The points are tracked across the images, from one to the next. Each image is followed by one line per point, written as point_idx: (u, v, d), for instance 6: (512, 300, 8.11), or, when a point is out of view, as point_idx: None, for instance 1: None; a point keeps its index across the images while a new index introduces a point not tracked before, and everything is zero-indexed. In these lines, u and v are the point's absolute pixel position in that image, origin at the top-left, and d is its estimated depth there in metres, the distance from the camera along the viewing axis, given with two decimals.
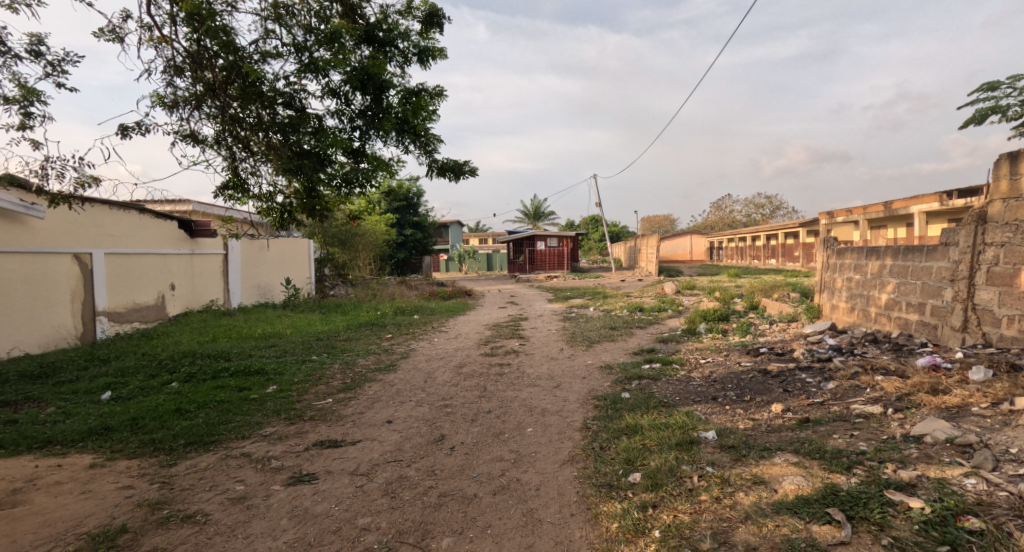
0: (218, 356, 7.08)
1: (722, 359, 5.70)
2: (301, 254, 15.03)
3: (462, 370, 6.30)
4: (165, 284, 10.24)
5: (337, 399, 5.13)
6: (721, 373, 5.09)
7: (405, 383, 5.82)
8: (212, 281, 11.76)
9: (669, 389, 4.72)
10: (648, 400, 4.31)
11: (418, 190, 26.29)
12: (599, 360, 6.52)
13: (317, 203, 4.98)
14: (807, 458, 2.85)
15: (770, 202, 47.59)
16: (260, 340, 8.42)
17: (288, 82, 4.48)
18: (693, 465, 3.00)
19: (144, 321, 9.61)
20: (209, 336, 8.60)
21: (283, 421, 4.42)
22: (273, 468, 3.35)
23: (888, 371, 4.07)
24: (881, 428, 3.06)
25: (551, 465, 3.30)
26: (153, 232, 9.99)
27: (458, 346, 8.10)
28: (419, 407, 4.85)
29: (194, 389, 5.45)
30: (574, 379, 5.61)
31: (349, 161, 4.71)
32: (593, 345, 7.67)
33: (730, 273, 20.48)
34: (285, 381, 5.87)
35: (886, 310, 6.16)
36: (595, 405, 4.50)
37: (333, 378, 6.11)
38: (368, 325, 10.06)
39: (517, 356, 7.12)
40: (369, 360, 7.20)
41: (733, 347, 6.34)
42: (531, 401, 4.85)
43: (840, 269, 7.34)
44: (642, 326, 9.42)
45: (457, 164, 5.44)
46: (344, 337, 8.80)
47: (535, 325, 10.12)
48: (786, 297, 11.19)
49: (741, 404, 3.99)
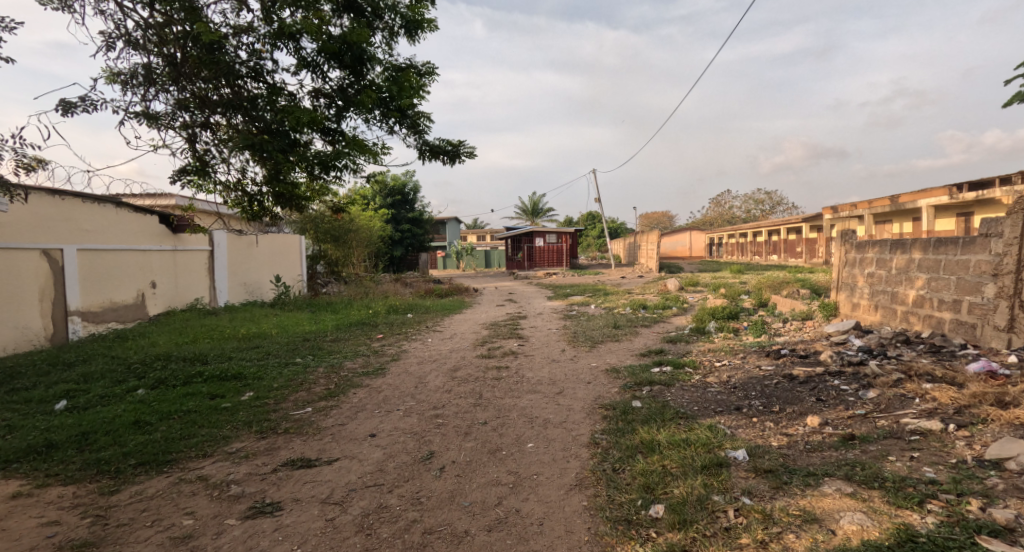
0: (195, 359, 6.59)
1: (740, 362, 5.22)
2: (293, 250, 14.52)
3: (457, 375, 5.81)
4: (145, 282, 9.74)
5: (317, 409, 4.64)
6: (741, 378, 4.61)
7: (394, 389, 5.35)
8: (197, 278, 11.25)
9: (685, 396, 4.26)
10: (663, 411, 3.84)
11: (414, 186, 25.81)
12: (604, 363, 6.04)
13: (291, 190, 4.54)
14: (864, 488, 2.38)
15: (770, 198, 47.17)
16: (242, 341, 7.90)
17: (255, 53, 4.02)
18: (724, 495, 2.54)
19: (122, 321, 9.10)
20: (189, 337, 8.10)
21: (254, 435, 3.94)
22: (231, 497, 2.87)
23: (935, 378, 3.61)
24: (946, 449, 2.60)
25: (556, 492, 2.83)
26: (132, 227, 9.47)
27: (452, 347, 7.61)
28: (408, 418, 4.37)
29: (162, 396, 4.98)
30: (578, 384, 5.12)
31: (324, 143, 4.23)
32: (597, 345, 7.20)
33: (734, 269, 20.00)
34: (262, 387, 5.37)
35: (915, 308, 5.70)
36: (603, 416, 4.02)
37: (316, 384, 5.62)
38: (360, 325, 9.58)
39: (516, 358, 6.63)
40: (357, 362, 6.70)
41: (750, 348, 5.87)
42: (532, 411, 4.37)
43: (860, 264, 6.88)
44: (647, 324, 8.96)
45: (450, 147, 4.98)
46: (332, 338, 8.29)
47: (533, 324, 9.63)
48: (796, 294, 10.75)
49: (771, 417, 3.51)
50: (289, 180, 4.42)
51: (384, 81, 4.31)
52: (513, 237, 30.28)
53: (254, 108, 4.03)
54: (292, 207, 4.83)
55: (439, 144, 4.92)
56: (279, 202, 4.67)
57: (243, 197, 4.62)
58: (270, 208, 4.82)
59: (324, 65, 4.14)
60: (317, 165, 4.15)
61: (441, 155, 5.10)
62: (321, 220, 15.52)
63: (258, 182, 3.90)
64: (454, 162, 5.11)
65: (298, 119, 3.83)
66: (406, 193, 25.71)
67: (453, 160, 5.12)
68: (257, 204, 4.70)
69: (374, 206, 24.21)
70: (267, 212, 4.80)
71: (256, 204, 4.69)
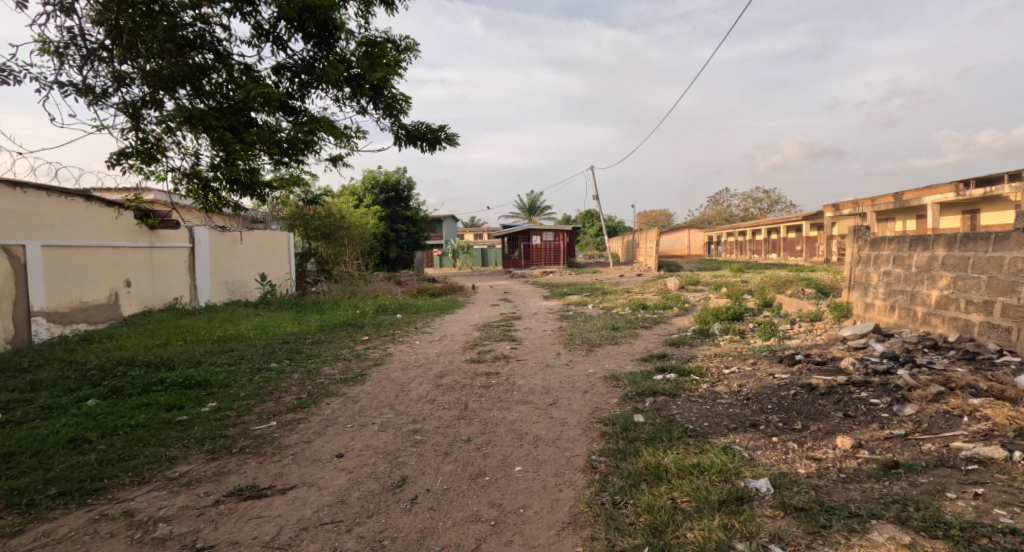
0: (161, 364, 6.11)
1: (751, 369, 4.76)
2: (281, 248, 14.01)
3: (441, 382, 5.33)
4: (119, 281, 9.24)
5: (283, 422, 4.16)
6: (755, 388, 4.15)
7: (372, 399, 4.88)
8: (177, 277, 10.76)
9: (692, 410, 3.80)
10: (669, 429, 3.39)
11: (408, 182, 25.32)
12: (602, 369, 5.56)
13: (252, 177, 4.10)
14: (925, 538, 1.95)
15: (769, 196, 46.82)
16: (216, 344, 7.40)
17: (208, 20, 3.54)
18: (749, 542, 2.10)
19: (93, 322, 8.61)
20: (161, 339, 7.61)
21: (203, 456, 3.46)
22: (156, 540, 2.41)
23: (980, 391, 3.17)
24: (1018, 486, 2.16)
25: (546, 534, 2.39)
26: (104, 222, 8.98)
27: (440, 350, 7.12)
28: (382, 434, 3.90)
29: (113, 407, 4.50)
30: (574, 394, 4.65)
31: (284, 122, 3.76)
32: (594, 349, 6.74)
33: (735, 267, 19.50)
34: (227, 397, 4.89)
35: (938, 309, 5.25)
36: (601, 434, 3.55)
37: (288, 392, 5.14)
38: (345, 326, 9.10)
39: (507, 363, 6.15)
40: (336, 368, 6.21)
41: (760, 352, 5.41)
42: (522, 426, 3.90)
43: (874, 262, 6.43)
44: (647, 325, 8.51)
45: (429, 132, 4.57)
46: (314, 341, 7.80)
47: (528, 325, 9.16)
48: (802, 294, 10.32)
49: (795, 436, 3.05)
50: (249, 165, 3.98)
51: (355, 54, 3.87)
52: (510, 234, 29.81)
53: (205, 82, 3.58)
54: (253, 197, 4.36)
55: (416, 129, 4.51)
56: (238, 191, 4.20)
57: (199, 185, 4.15)
58: (230, 198, 4.38)
59: (287, 35, 3.67)
60: (277, 147, 3.71)
61: (420, 140, 4.70)
62: (310, 216, 15.00)
63: (206, 167, 3.44)
64: (434, 148, 4.71)
65: (253, 93, 3.38)
66: (401, 190, 25.16)
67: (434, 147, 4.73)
68: (213, 193, 4.26)
69: (367, 202, 23.66)
70: (227, 202, 4.36)
71: (214, 194, 4.24)
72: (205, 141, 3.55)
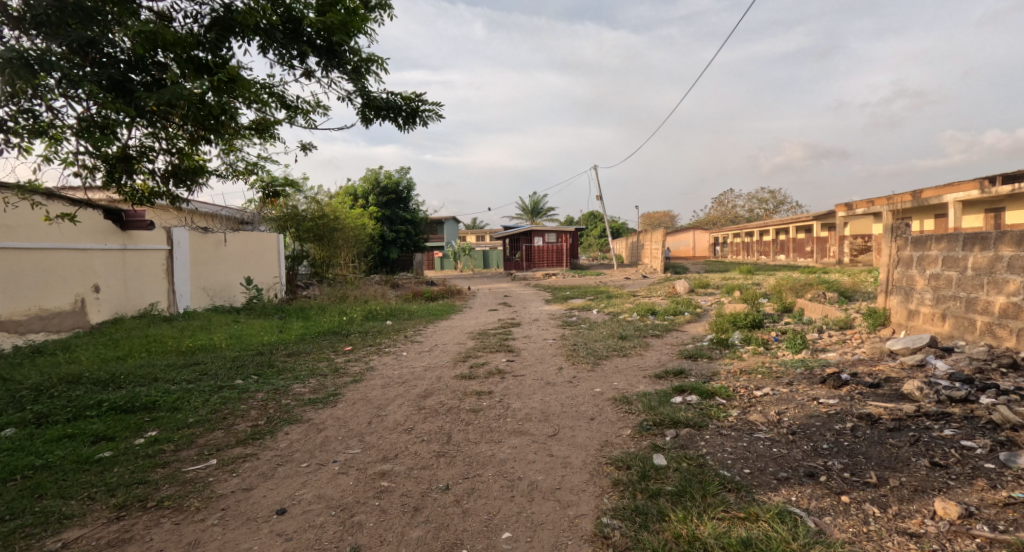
0: (108, 382, 5.38)
1: (788, 391, 4.00)
2: (269, 250, 13.32)
3: (423, 405, 4.57)
4: (85, 285, 8.55)
5: (224, 461, 3.41)
6: (800, 419, 3.38)
7: (341, 426, 4.15)
8: (152, 281, 10.04)
9: (725, 448, 3.05)
10: (700, 478, 2.65)
11: (406, 182, 24.63)
12: (610, 389, 4.80)
13: (173, 156, 3.57)
14: None
15: (775, 196, 45.90)
16: (180, 357, 6.67)
17: None
18: None
19: (55, 330, 7.96)
20: (123, 350, 6.91)
21: (106, 515, 2.72)
22: None
23: None
24: None
25: None
26: (69, 222, 8.33)
27: (428, 363, 6.36)
28: (342, 478, 3.17)
29: (28, 437, 3.78)
30: (578, 422, 3.90)
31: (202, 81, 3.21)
32: (600, 361, 6.01)
33: (743, 269, 18.68)
34: (170, 424, 4.17)
35: (1005, 319, 4.56)
36: (613, 484, 2.80)
37: (244, 418, 4.39)
38: (328, 334, 8.39)
39: (501, 380, 5.39)
40: (308, 386, 5.46)
41: (795, 369, 4.64)
42: (513, 468, 3.16)
43: (917, 262, 5.70)
44: (657, 333, 7.77)
45: (403, 101, 4.18)
46: (290, 352, 7.06)
47: (527, 332, 8.43)
48: (823, 297, 9.57)
49: (872, 495, 2.29)
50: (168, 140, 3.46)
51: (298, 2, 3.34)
52: (511, 236, 29.01)
53: (104, 42, 3.11)
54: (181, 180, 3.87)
55: (389, 102, 4.14)
56: (171, 174, 3.85)
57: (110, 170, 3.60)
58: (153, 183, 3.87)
59: None
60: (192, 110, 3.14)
61: (393, 113, 4.31)
62: (302, 217, 14.26)
63: (96, 143, 2.93)
64: (410, 123, 4.35)
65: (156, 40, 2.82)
66: (399, 191, 24.39)
67: (411, 122, 4.36)
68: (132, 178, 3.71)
69: (363, 203, 22.94)
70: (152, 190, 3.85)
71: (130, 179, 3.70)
72: (104, 114, 3.03)
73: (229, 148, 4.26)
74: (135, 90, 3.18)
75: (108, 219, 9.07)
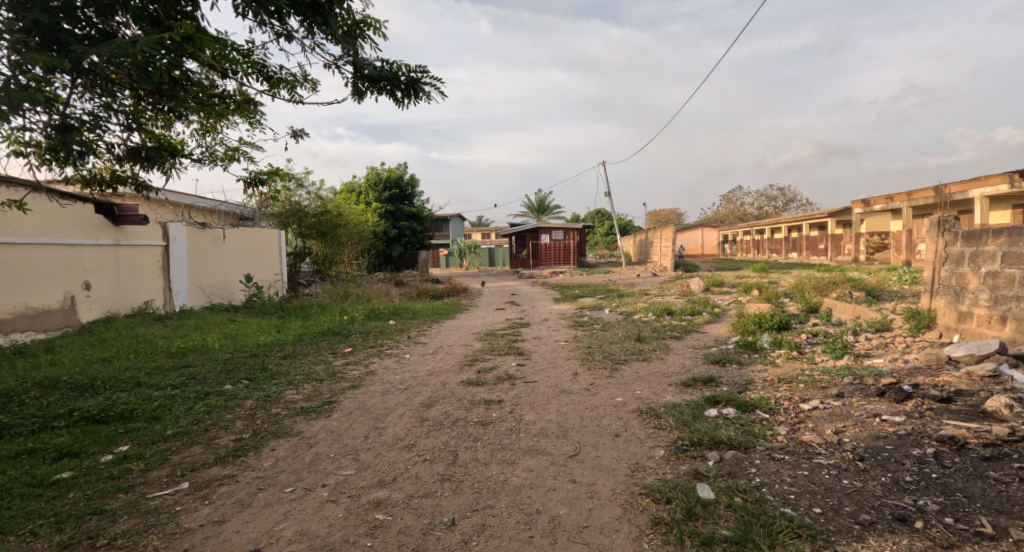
0: (86, 388, 4.94)
1: (841, 405, 3.51)
2: (270, 246, 12.90)
3: (426, 416, 4.11)
4: (75, 283, 8.16)
5: (197, 485, 2.95)
6: (865, 441, 2.89)
7: (335, 440, 3.70)
8: (148, 279, 9.64)
9: (784, 478, 2.57)
10: (761, 521, 2.18)
11: (411, 179, 24.19)
12: (633, 399, 4.32)
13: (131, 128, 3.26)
14: None
15: (785, 193, 45.22)
16: (168, 359, 6.23)
17: None
18: None
19: (42, 329, 7.57)
20: (110, 352, 6.49)
21: None
22: None
23: None
24: None
25: None
26: (56, 217, 7.94)
27: (433, 368, 5.90)
28: (332, 508, 2.72)
29: None
30: (601, 439, 3.43)
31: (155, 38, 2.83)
32: (619, 366, 5.53)
33: (757, 268, 18.08)
34: (146, 437, 3.72)
35: None
36: (653, 523, 2.34)
37: (228, 431, 3.94)
38: (327, 334, 7.96)
39: (512, 387, 4.92)
40: (301, 393, 5.01)
41: (842, 378, 4.16)
42: (530, 499, 2.70)
43: (970, 259, 5.18)
44: (676, 334, 7.29)
45: (398, 70, 3.75)
46: (285, 354, 6.60)
47: (537, 333, 7.97)
48: (849, 296, 9.06)
49: None
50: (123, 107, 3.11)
51: None
52: (518, 234, 28.48)
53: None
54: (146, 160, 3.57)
55: (383, 72, 3.72)
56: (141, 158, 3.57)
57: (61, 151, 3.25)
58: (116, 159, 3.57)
59: None
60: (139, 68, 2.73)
61: (390, 86, 3.87)
62: (304, 213, 13.84)
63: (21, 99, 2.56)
64: (409, 95, 3.90)
65: None
66: (404, 186, 23.91)
67: (412, 95, 3.94)
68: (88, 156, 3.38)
69: (367, 200, 22.54)
70: (111, 170, 3.52)
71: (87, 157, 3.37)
72: (34, 75, 2.67)
73: (203, 128, 3.93)
74: (73, 42, 2.82)
75: (99, 214, 8.68)
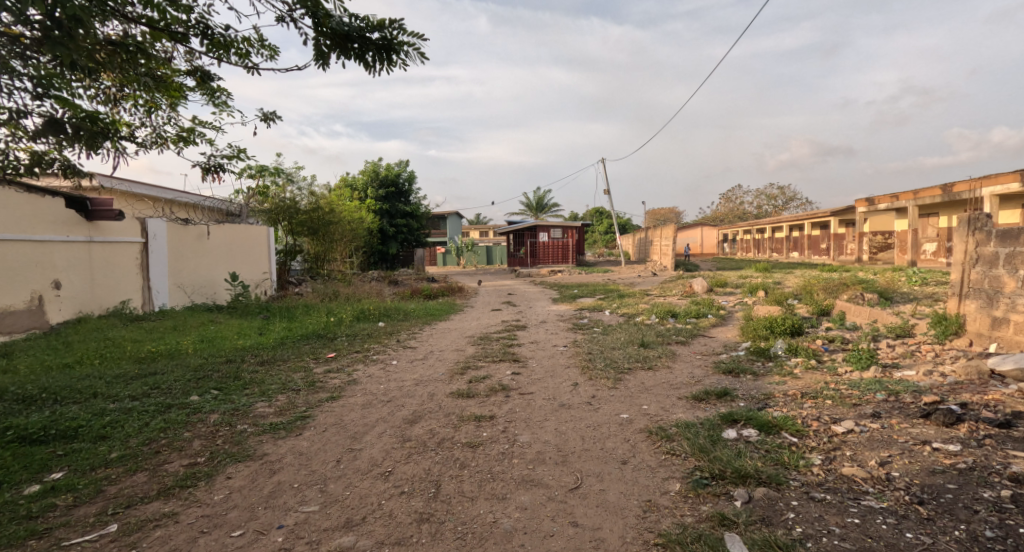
0: (34, 399, 4.46)
1: (882, 428, 3.07)
2: (258, 243, 12.44)
3: (408, 436, 3.65)
4: (44, 281, 7.67)
5: (128, 528, 2.50)
6: (920, 477, 2.44)
7: (302, 466, 3.23)
8: (125, 277, 9.14)
9: (832, 528, 2.12)
10: None
11: (407, 175, 23.68)
12: (640, 416, 3.86)
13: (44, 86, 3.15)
14: None
15: (784, 192, 44.83)
16: (135, 366, 5.75)
17: None
18: None
19: (7, 331, 7.07)
20: (73, 357, 6.01)
21: None
22: None
23: None
24: None
25: None
26: (22, 210, 7.46)
27: (420, 376, 5.44)
28: None
29: None
30: (607, 468, 2.97)
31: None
32: (623, 376, 5.06)
33: (759, 268, 17.60)
34: (86, 462, 3.25)
35: None
36: None
37: (182, 453, 3.47)
38: (311, 338, 7.47)
39: (506, 400, 4.45)
40: (274, 405, 4.53)
41: (874, 393, 3.71)
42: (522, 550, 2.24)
43: (1007, 260, 4.73)
44: (682, 339, 6.83)
45: (368, 25, 3.32)
46: (262, 360, 6.12)
47: (535, 337, 7.51)
48: (861, 298, 8.62)
49: None
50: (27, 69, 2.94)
51: None
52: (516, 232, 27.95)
53: None
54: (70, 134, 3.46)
55: (350, 28, 3.28)
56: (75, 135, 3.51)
57: None
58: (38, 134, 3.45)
59: None
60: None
61: (361, 49, 3.43)
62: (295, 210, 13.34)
63: None
64: (383, 58, 3.45)
65: None
66: (399, 184, 23.36)
67: (384, 59, 3.49)
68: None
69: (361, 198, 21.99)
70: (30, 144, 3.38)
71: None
72: None
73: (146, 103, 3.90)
74: None
75: (70, 209, 8.20)
